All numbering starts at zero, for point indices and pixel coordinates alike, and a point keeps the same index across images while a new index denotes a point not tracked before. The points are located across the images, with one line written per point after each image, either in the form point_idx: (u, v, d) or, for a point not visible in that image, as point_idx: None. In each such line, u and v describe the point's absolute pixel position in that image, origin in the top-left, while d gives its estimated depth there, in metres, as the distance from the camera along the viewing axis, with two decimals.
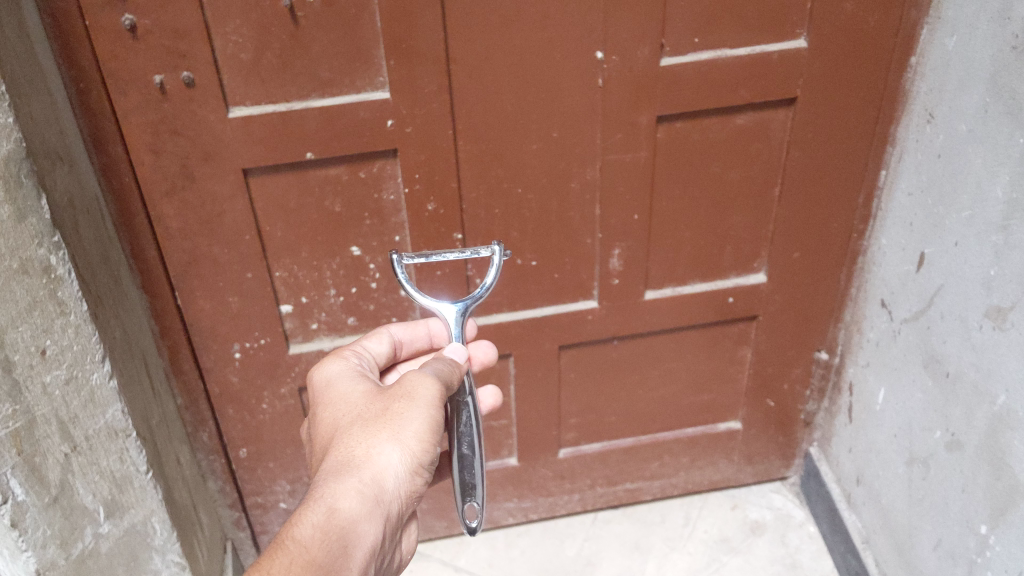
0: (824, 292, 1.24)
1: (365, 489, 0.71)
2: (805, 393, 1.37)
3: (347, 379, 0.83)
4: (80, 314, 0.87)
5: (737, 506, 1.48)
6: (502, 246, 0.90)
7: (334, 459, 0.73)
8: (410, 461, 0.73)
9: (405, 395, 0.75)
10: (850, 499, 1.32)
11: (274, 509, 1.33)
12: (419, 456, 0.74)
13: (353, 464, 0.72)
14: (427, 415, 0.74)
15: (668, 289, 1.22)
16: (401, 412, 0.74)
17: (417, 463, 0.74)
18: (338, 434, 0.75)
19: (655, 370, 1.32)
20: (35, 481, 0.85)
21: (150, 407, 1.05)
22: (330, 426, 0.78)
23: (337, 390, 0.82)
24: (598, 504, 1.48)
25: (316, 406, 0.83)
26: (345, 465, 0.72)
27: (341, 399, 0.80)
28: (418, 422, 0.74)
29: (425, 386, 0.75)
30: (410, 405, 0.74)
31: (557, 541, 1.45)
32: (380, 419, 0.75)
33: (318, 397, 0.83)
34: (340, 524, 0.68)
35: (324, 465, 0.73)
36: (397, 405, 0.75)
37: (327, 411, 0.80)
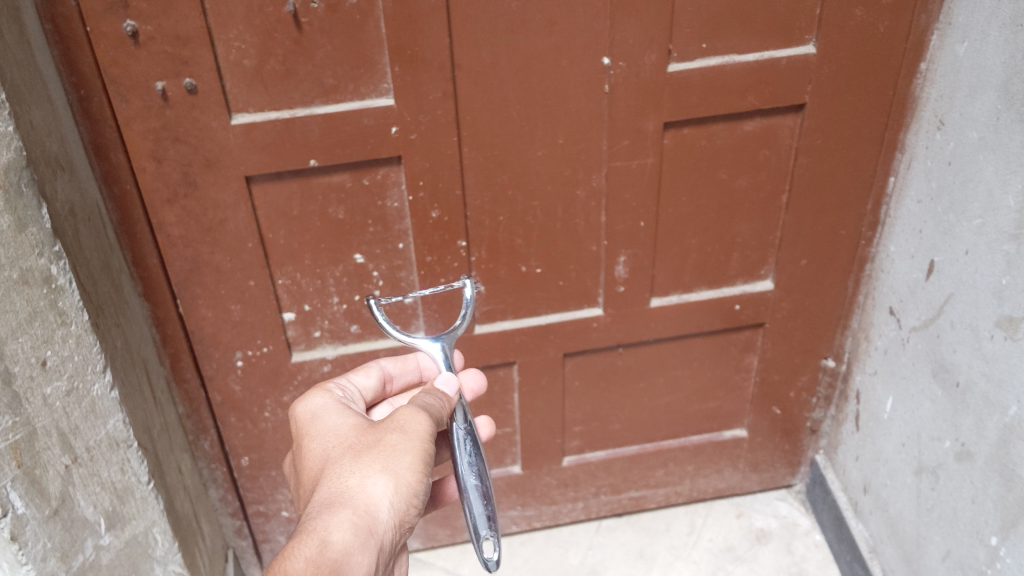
0: (831, 299, 1.23)
1: (358, 521, 0.69)
2: (812, 401, 1.36)
3: (334, 411, 0.83)
4: (81, 324, 0.86)
5: (741, 514, 1.47)
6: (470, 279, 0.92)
7: (325, 493, 0.72)
8: (402, 492, 0.73)
9: (397, 429, 0.75)
10: (857, 507, 1.31)
11: (276, 518, 1.32)
12: (411, 486, 0.73)
13: (345, 496, 0.71)
14: (419, 448, 0.75)
15: (674, 296, 1.21)
16: (394, 445, 0.74)
17: (410, 493, 0.73)
18: (327, 467, 0.74)
19: (661, 378, 1.30)
20: (35, 493, 0.84)
21: (151, 416, 1.04)
22: (319, 459, 0.77)
23: (323, 422, 0.81)
24: (602, 511, 1.47)
25: (300, 438, 0.82)
26: (337, 497, 0.71)
27: (328, 432, 0.79)
28: (410, 454, 0.74)
29: (417, 421, 0.76)
30: (403, 439, 0.75)
31: (560, 550, 1.43)
32: (371, 450, 0.74)
33: (301, 430, 0.82)
34: (333, 557, 0.66)
35: (314, 498, 0.72)
36: (389, 437, 0.75)
37: (314, 443, 0.79)
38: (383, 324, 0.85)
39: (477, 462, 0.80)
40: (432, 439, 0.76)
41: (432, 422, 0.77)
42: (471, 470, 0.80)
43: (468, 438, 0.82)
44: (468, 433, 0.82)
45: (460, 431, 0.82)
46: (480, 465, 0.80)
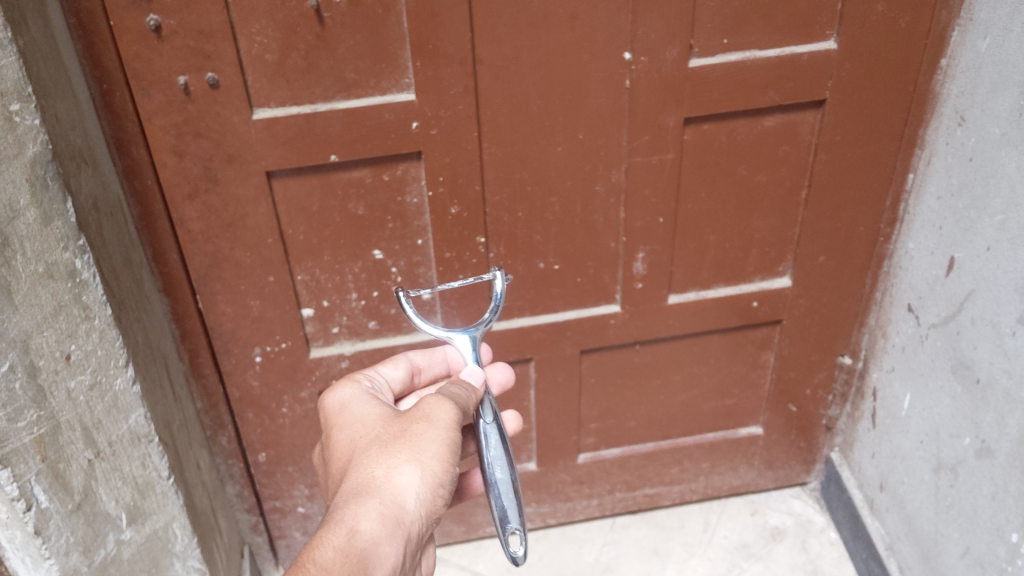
0: (849, 296, 1.23)
1: (384, 510, 0.71)
2: (828, 398, 1.35)
3: (361, 403, 0.85)
4: (104, 319, 0.86)
5: (756, 511, 1.46)
6: (503, 272, 0.91)
7: (353, 483, 0.73)
8: (429, 481, 0.74)
9: (424, 418, 0.76)
10: (873, 505, 1.31)
11: (292, 514, 1.32)
12: (437, 475, 0.74)
13: (372, 487, 0.72)
14: (445, 436, 0.75)
15: (692, 293, 1.20)
16: (421, 435, 0.75)
17: (437, 483, 0.74)
18: (355, 458, 0.76)
19: (677, 375, 1.30)
20: (59, 487, 0.84)
21: (170, 411, 1.04)
22: (346, 450, 0.79)
23: (351, 413, 0.84)
24: (616, 508, 1.47)
25: (330, 429, 0.84)
26: (365, 488, 0.72)
27: (356, 423, 0.81)
28: (436, 443, 0.75)
29: (442, 409, 0.77)
30: (429, 429, 0.75)
31: (575, 546, 1.43)
32: (398, 440, 0.75)
33: (331, 421, 0.84)
34: (361, 546, 0.68)
35: (343, 488, 0.73)
36: (415, 427, 0.76)
37: (342, 435, 0.81)
38: (412, 315, 0.85)
39: (503, 456, 0.80)
40: (458, 427, 0.77)
41: (458, 410, 0.78)
42: (497, 465, 0.79)
43: (494, 431, 0.81)
44: (495, 425, 0.82)
45: (486, 424, 0.81)
46: (507, 460, 0.80)
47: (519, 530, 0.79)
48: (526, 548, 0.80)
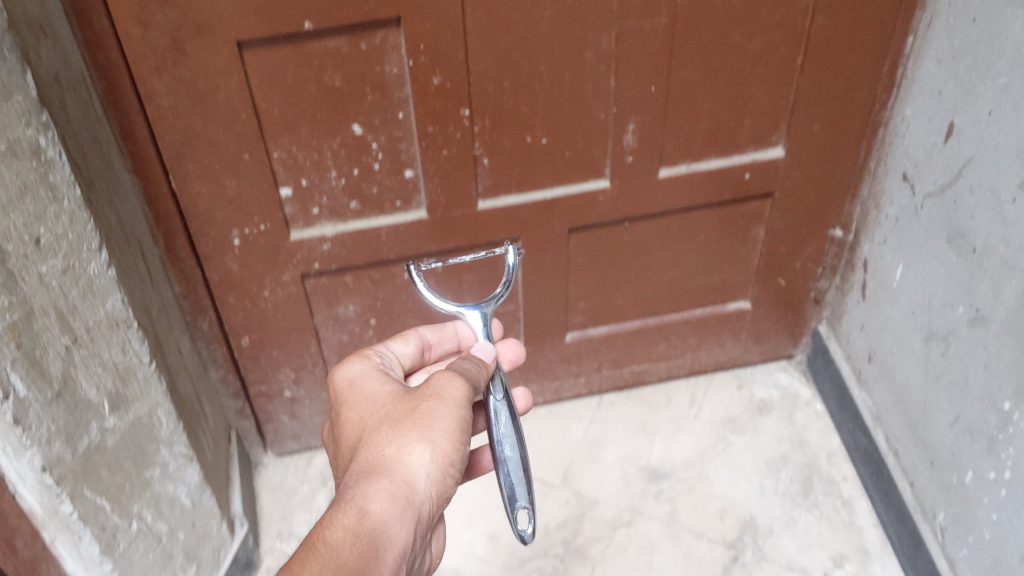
0: (842, 166, 1.20)
1: (395, 489, 0.72)
2: (817, 271, 1.34)
3: (371, 380, 0.86)
4: (74, 201, 0.83)
5: (743, 386, 1.47)
6: (515, 246, 0.95)
7: (362, 463, 0.75)
8: (438, 461, 0.76)
9: (434, 394, 0.78)
10: (861, 376, 1.31)
11: (279, 398, 1.30)
12: (447, 454, 0.76)
13: (382, 465, 0.74)
14: (455, 414, 0.78)
15: (684, 166, 1.17)
16: (431, 413, 0.77)
17: (446, 462, 0.76)
18: (365, 436, 0.78)
19: (666, 252, 1.28)
20: (37, 375, 0.81)
21: (148, 296, 1.01)
22: (356, 428, 0.80)
23: (362, 390, 0.85)
24: (604, 385, 1.46)
25: (341, 404, 0.86)
26: (375, 466, 0.74)
27: (366, 400, 0.83)
28: (447, 420, 0.77)
29: (453, 387, 0.79)
30: (440, 406, 0.78)
31: (562, 424, 1.43)
32: (409, 419, 0.77)
33: (340, 396, 0.86)
34: (372, 525, 0.69)
35: (354, 468, 0.75)
36: (426, 406, 0.78)
37: (352, 412, 0.82)
38: (424, 290, 0.89)
39: (513, 433, 0.83)
40: (468, 405, 0.79)
41: (468, 387, 0.80)
42: (506, 442, 0.82)
43: (504, 408, 0.84)
44: (504, 402, 0.84)
45: (496, 401, 0.84)
46: (517, 436, 0.83)
47: (528, 507, 0.82)
48: (535, 523, 0.81)
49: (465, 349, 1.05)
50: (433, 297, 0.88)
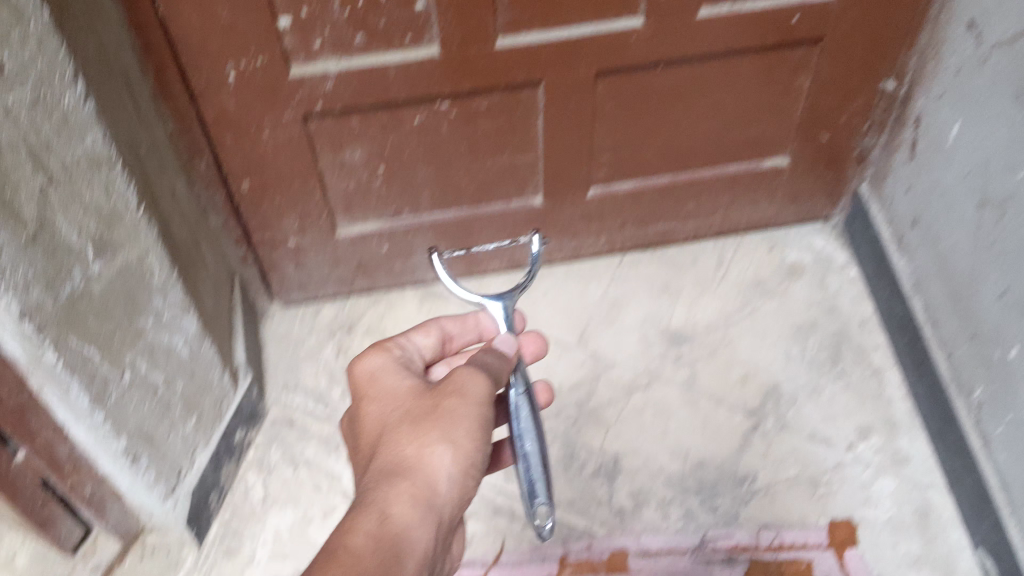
0: (903, 10, 1.08)
1: (417, 492, 0.69)
2: (863, 127, 1.24)
3: (392, 372, 0.84)
4: (41, 24, 0.75)
5: (774, 249, 1.37)
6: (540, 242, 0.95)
7: (383, 466, 0.72)
8: (459, 462, 0.73)
9: (456, 393, 0.76)
10: (903, 243, 1.22)
11: (284, 247, 1.24)
12: (468, 456, 0.74)
13: (404, 466, 0.71)
14: (477, 413, 0.75)
15: (726, 6, 1.05)
16: (452, 415, 0.74)
17: (468, 464, 0.74)
18: (386, 436, 0.75)
19: (701, 102, 1.18)
20: (10, 217, 0.75)
21: (137, 134, 0.94)
22: (377, 429, 0.78)
23: (382, 383, 0.83)
24: (626, 244, 1.39)
25: (361, 400, 0.83)
26: (396, 469, 0.71)
27: (386, 397, 0.80)
28: (468, 422, 0.74)
29: (475, 383, 0.76)
30: (461, 405, 0.75)
31: (580, 284, 1.36)
32: (430, 417, 0.74)
33: (361, 390, 0.84)
34: (394, 530, 0.66)
35: (374, 470, 0.72)
36: (447, 403, 0.75)
37: (373, 408, 0.80)
38: (444, 281, 0.88)
39: (534, 431, 0.79)
40: (490, 404, 0.77)
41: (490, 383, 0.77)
42: (526, 437, 0.79)
43: (525, 402, 0.81)
44: (525, 396, 0.81)
45: (516, 395, 0.81)
46: (537, 432, 0.79)
47: (547, 505, 0.77)
48: (553, 521, 0.78)
49: (488, 338, 1.03)
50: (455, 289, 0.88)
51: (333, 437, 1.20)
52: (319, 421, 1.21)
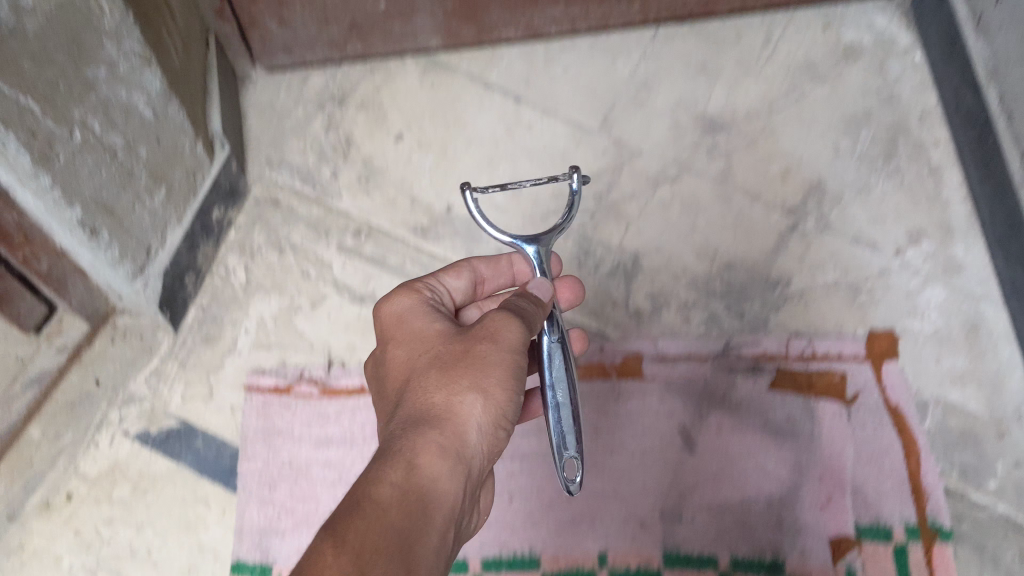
0: None
1: (447, 442, 0.62)
2: None
3: (422, 314, 0.76)
4: None
5: (829, 27, 1.16)
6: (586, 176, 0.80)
7: (410, 416, 0.64)
8: (490, 413, 0.65)
9: (488, 337, 0.67)
10: (983, 22, 1.02)
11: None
12: (499, 406, 0.66)
13: (432, 415, 0.64)
14: (510, 359, 0.67)
15: None
16: (485, 359, 0.66)
17: (498, 415, 0.66)
18: (413, 383, 0.67)
19: None
20: None
21: None
22: (404, 377, 0.70)
23: (410, 326, 0.75)
24: (660, 14, 1.17)
25: (389, 344, 0.76)
26: (423, 418, 0.63)
27: (416, 341, 0.73)
28: (501, 368, 0.66)
29: (508, 325, 0.68)
30: (494, 351, 0.67)
31: (607, 57, 1.18)
32: (459, 363, 0.67)
33: (389, 334, 0.77)
34: (422, 482, 0.58)
35: (399, 418, 0.64)
36: (479, 347, 0.67)
37: (402, 355, 0.73)
38: (476, 215, 0.77)
39: (568, 378, 0.73)
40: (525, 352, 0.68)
41: (529, 328, 0.69)
42: (559, 387, 0.72)
43: (558, 348, 0.74)
44: (560, 344, 0.74)
45: (549, 340, 0.73)
46: (571, 383, 0.73)
47: (578, 461, 0.71)
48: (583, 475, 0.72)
49: (520, 285, 0.93)
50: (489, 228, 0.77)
51: (322, 221, 1.08)
52: (307, 202, 1.09)
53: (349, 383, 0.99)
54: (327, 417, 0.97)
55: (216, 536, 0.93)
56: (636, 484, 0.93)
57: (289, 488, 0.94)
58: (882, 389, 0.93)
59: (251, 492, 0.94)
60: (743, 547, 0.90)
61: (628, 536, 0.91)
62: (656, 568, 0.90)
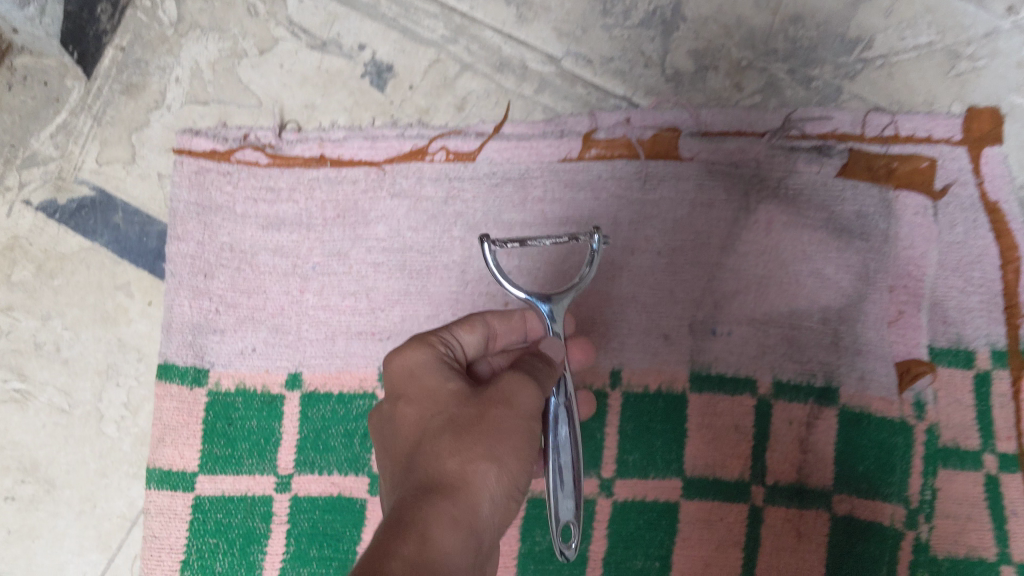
0: None
1: (460, 514, 0.50)
2: None
3: (436, 371, 0.58)
4: None
5: None
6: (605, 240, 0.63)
7: (415, 488, 0.52)
8: (505, 485, 0.53)
9: (501, 398, 0.55)
10: None
11: None
12: (515, 477, 0.54)
13: (441, 483, 0.52)
14: (526, 429, 0.54)
15: None
16: (498, 425, 0.54)
17: (515, 486, 0.54)
18: (420, 450, 0.54)
19: None
20: None
21: None
22: (410, 436, 0.56)
23: (417, 382, 0.58)
24: None
25: (393, 405, 0.59)
26: (429, 487, 0.52)
27: (425, 398, 0.57)
28: (517, 435, 0.54)
29: (524, 392, 0.55)
30: (509, 417, 0.54)
31: None
32: (471, 428, 0.54)
33: (396, 392, 0.60)
34: (434, 560, 0.48)
35: (403, 490, 0.52)
36: (494, 410, 0.54)
37: (409, 414, 0.57)
38: (494, 266, 0.60)
39: (572, 445, 0.58)
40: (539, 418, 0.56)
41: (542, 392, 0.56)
42: (564, 448, 0.58)
43: (565, 415, 0.59)
44: (567, 406, 0.59)
45: (557, 402, 0.59)
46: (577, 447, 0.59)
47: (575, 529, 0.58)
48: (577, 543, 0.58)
49: (534, 343, 0.69)
50: (506, 280, 0.60)
51: None
52: None
53: (307, 151, 0.77)
54: (277, 192, 0.76)
55: (140, 331, 0.76)
56: (663, 291, 0.74)
57: (231, 278, 0.75)
58: (980, 183, 0.73)
59: (183, 280, 0.75)
60: (788, 369, 0.73)
61: (649, 352, 0.73)
62: (680, 391, 0.73)
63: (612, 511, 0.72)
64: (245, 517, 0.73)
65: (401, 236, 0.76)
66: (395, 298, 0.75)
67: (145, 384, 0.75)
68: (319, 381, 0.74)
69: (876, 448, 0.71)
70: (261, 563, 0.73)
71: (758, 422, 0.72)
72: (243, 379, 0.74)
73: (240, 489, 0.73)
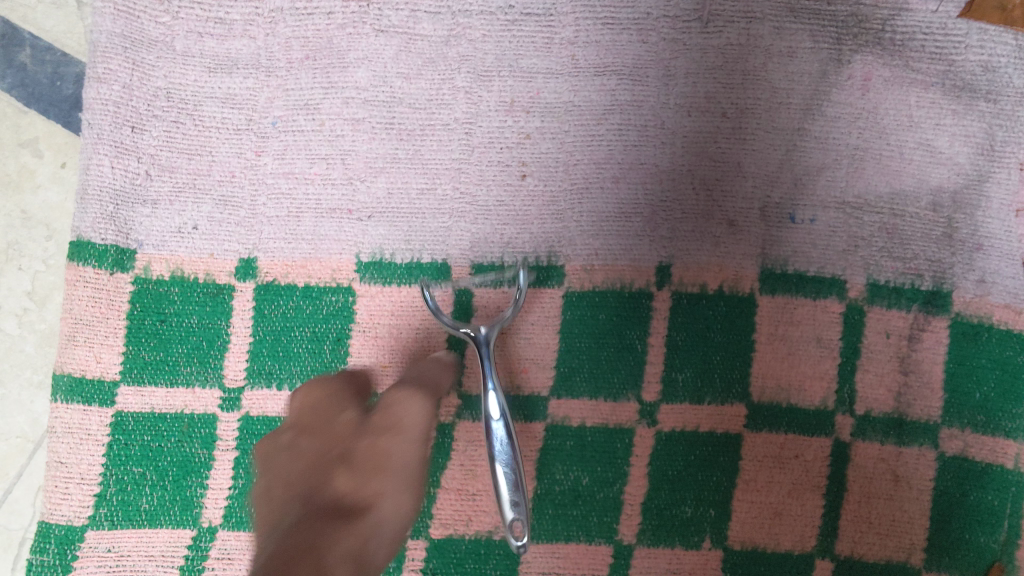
0: None
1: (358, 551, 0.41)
2: None
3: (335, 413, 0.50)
4: None
5: None
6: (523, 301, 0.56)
7: (298, 512, 0.42)
8: (392, 538, 0.45)
9: (391, 422, 0.48)
10: None
11: None
12: (400, 532, 0.46)
13: (338, 514, 0.42)
14: (419, 454, 0.49)
15: None
16: (388, 454, 0.47)
17: (398, 538, 0.45)
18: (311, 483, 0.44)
19: None
20: None
21: None
22: (297, 468, 0.46)
23: (313, 418, 0.49)
24: None
25: (276, 448, 0.48)
26: (323, 513, 0.42)
27: (320, 433, 0.48)
28: (408, 469, 0.47)
29: (417, 404, 0.50)
30: (401, 446, 0.48)
31: None
32: (364, 464, 0.46)
33: (284, 439, 0.49)
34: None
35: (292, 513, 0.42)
36: (387, 438, 0.47)
37: (299, 454, 0.47)
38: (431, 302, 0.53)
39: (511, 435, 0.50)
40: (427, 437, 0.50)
41: (434, 404, 0.51)
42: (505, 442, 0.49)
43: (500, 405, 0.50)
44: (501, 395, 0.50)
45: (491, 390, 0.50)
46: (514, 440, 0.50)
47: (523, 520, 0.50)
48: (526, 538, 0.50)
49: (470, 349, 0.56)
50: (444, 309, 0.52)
51: None
52: None
53: None
54: (229, 25, 0.58)
55: (50, 202, 0.59)
56: (726, 165, 0.57)
57: (168, 132, 0.58)
58: None
59: (103, 133, 0.57)
60: (887, 268, 0.56)
61: (707, 241, 0.57)
62: (747, 293, 0.56)
63: (655, 443, 0.56)
64: (180, 442, 0.57)
65: (389, 84, 0.58)
66: (378, 165, 0.58)
67: (55, 270, 0.59)
68: (279, 271, 0.57)
69: (999, 369, 0.56)
70: (200, 500, 0.57)
71: (846, 335, 0.56)
72: (181, 265, 0.57)
73: (174, 406, 0.57)
